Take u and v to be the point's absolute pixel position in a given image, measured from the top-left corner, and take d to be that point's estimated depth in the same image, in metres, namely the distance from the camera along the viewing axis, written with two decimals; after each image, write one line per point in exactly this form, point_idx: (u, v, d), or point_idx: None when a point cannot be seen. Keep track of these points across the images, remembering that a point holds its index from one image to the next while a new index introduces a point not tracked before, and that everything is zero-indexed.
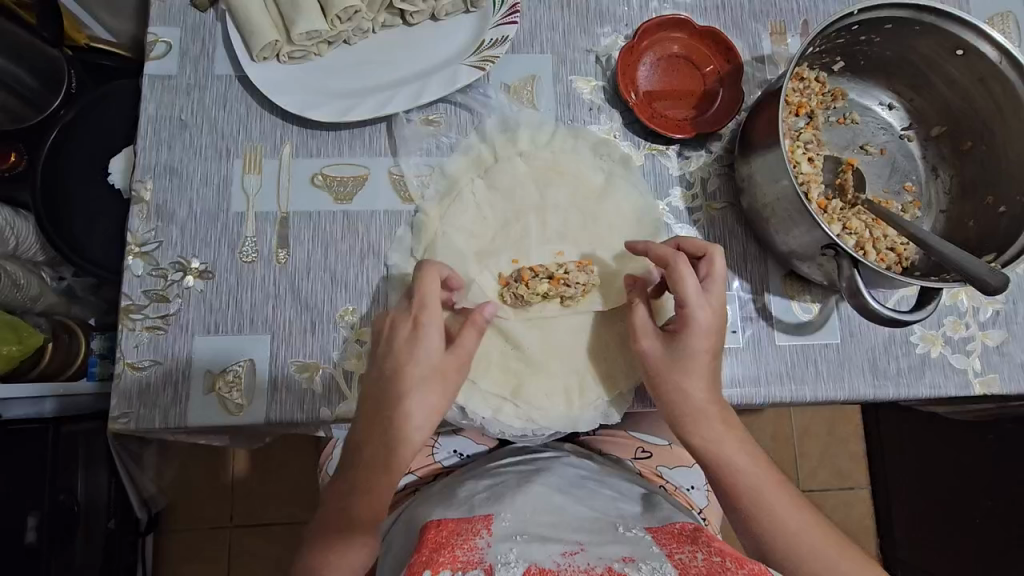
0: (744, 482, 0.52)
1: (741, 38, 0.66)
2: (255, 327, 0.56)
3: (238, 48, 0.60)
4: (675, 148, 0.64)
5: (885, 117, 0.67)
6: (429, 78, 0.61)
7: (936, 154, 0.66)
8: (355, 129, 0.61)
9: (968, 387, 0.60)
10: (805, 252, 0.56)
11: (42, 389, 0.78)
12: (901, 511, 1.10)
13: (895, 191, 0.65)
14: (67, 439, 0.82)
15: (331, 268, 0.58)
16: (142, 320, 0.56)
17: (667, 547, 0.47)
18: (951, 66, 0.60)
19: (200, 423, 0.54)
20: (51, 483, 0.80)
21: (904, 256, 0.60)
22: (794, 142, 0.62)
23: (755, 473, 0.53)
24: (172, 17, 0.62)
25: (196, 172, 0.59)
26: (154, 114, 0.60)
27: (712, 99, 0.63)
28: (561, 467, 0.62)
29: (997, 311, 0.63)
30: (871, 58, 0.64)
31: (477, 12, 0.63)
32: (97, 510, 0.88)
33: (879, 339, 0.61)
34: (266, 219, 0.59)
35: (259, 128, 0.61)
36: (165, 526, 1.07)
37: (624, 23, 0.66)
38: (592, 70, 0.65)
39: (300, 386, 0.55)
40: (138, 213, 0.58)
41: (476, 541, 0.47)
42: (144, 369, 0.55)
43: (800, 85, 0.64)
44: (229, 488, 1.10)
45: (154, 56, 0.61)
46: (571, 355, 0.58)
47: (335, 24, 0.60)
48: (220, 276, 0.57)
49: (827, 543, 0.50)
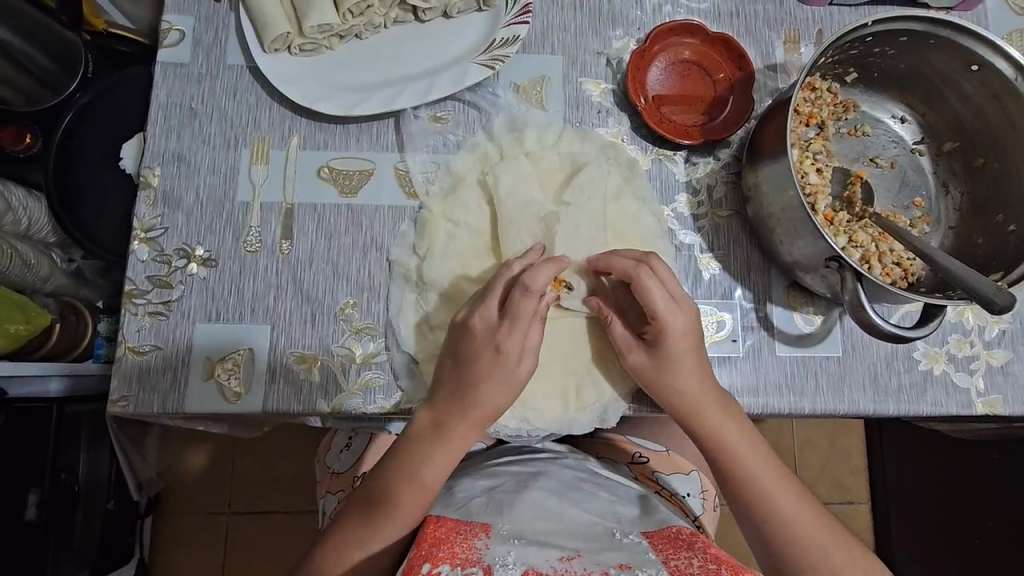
0: (761, 483, 0.53)
1: (755, 46, 0.66)
2: (255, 316, 0.57)
3: (250, 39, 0.60)
4: (682, 154, 0.63)
5: (897, 131, 0.66)
6: (439, 75, 0.61)
7: (947, 169, 0.65)
8: (363, 123, 0.62)
9: (970, 406, 0.59)
10: (809, 263, 0.56)
11: (49, 367, 0.78)
12: (900, 527, 1.09)
13: (904, 205, 0.65)
14: (70, 419, 0.82)
15: (334, 261, 0.58)
16: (144, 304, 0.56)
17: (663, 554, 0.48)
18: (965, 82, 0.59)
19: (198, 410, 0.55)
20: (54, 462, 0.80)
21: (910, 272, 0.59)
22: (803, 152, 0.62)
23: (761, 469, 0.54)
24: (187, 5, 0.62)
25: (204, 160, 0.60)
26: (165, 101, 0.61)
27: (722, 106, 0.63)
28: (558, 470, 0.62)
29: (1003, 331, 0.62)
30: (884, 70, 0.63)
31: (490, 11, 0.63)
32: (98, 488, 0.89)
33: (881, 354, 0.60)
34: (270, 209, 0.59)
35: (268, 118, 0.61)
36: (163, 509, 1.09)
37: (636, 26, 0.66)
38: (603, 73, 0.65)
39: (299, 377, 0.56)
40: (146, 198, 0.59)
41: (474, 542, 0.48)
42: (145, 354, 0.55)
43: (811, 95, 0.63)
44: (229, 474, 1.10)
45: (167, 44, 0.62)
46: (570, 358, 0.58)
47: (347, 18, 0.60)
48: (222, 264, 0.58)
49: (832, 547, 0.52)
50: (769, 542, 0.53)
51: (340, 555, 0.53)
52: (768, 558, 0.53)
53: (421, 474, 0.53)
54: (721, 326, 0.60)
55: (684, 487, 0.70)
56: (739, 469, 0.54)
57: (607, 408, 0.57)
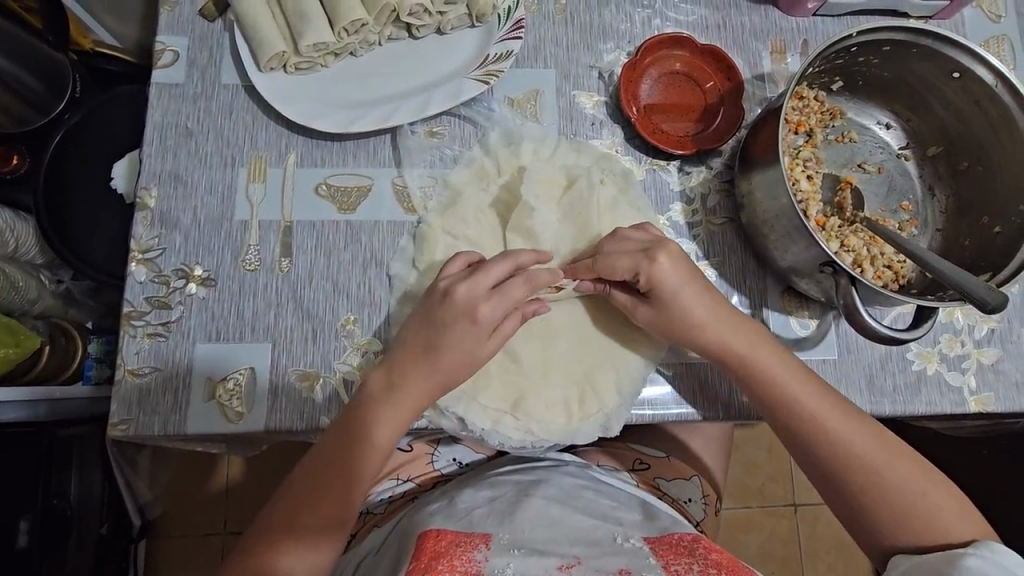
0: (818, 413, 0.54)
1: (743, 56, 0.67)
2: (256, 335, 0.57)
3: (245, 59, 0.61)
4: (675, 164, 0.64)
5: (883, 137, 0.68)
6: (433, 91, 0.62)
7: (933, 174, 0.67)
8: (360, 140, 0.62)
9: (963, 404, 0.61)
10: (804, 269, 0.57)
11: (31, 394, 0.77)
12: None
13: (892, 209, 0.66)
14: (62, 443, 0.80)
15: (334, 278, 0.58)
16: (143, 326, 0.56)
17: (663, 559, 0.49)
18: (948, 88, 0.61)
19: (199, 432, 0.54)
20: (45, 486, 0.78)
21: (902, 274, 0.60)
22: (794, 159, 0.64)
23: (810, 397, 0.55)
24: (181, 25, 0.63)
25: (201, 180, 0.60)
26: (160, 121, 0.61)
27: (713, 115, 0.64)
28: (560, 477, 0.62)
29: (992, 329, 0.63)
30: (868, 79, 0.65)
31: (483, 27, 0.64)
32: (91, 509, 0.86)
33: (876, 356, 0.61)
34: (269, 227, 0.59)
35: (264, 136, 0.61)
36: (156, 532, 1.07)
37: (626, 39, 0.67)
38: (596, 86, 0.66)
39: (301, 395, 0.56)
40: (142, 219, 0.58)
41: (473, 555, 0.48)
42: (144, 376, 0.55)
43: (800, 104, 0.65)
44: (223, 494, 1.09)
45: (162, 65, 0.62)
46: (571, 368, 0.58)
47: (342, 36, 0.61)
48: (220, 284, 0.57)
49: (886, 467, 0.53)
50: (830, 463, 0.54)
51: (301, 525, 0.51)
52: (830, 482, 0.55)
53: (378, 430, 0.53)
54: None
55: (684, 493, 0.71)
56: (787, 406, 0.55)
57: (609, 417, 0.57)
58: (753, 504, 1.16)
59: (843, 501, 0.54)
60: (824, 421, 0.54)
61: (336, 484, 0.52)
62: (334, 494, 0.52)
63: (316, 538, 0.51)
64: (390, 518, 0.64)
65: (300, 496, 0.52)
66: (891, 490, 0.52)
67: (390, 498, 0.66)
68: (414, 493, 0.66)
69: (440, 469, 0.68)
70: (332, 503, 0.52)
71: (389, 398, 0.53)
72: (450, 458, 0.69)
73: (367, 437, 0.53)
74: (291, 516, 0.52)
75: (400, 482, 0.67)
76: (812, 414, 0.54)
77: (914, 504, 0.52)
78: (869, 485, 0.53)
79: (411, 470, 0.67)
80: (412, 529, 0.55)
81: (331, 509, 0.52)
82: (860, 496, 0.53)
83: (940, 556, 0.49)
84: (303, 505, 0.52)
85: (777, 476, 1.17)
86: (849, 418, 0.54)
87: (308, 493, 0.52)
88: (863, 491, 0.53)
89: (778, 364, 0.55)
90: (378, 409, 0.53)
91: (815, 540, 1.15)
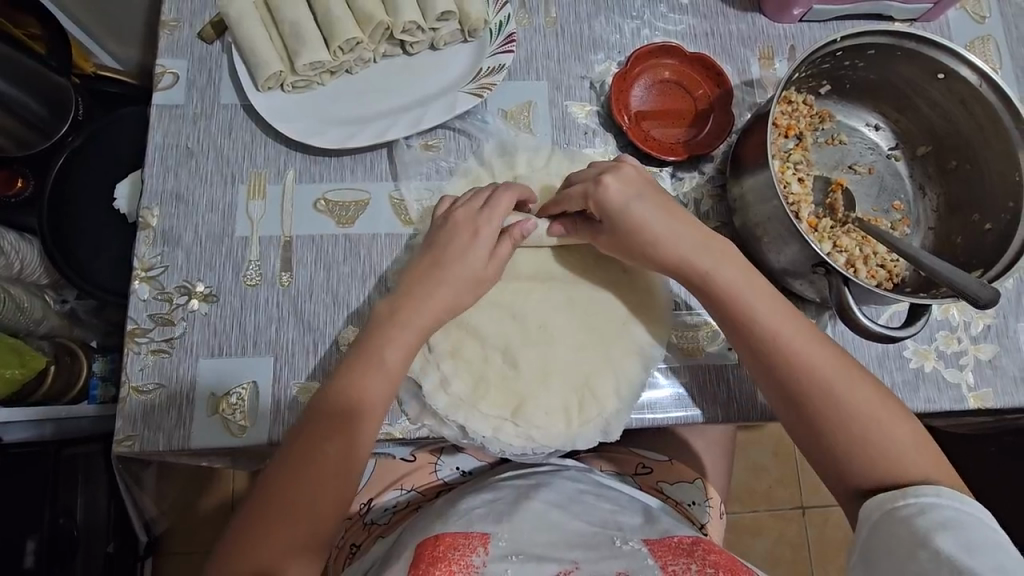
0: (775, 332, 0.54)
1: (730, 63, 0.68)
2: (258, 349, 0.57)
3: (243, 79, 0.62)
4: (668, 170, 0.65)
5: (872, 138, 0.69)
6: (429, 105, 0.63)
7: (923, 173, 0.68)
8: (356, 156, 0.63)
9: (962, 401, 0.61)
10: (797, 270, 0.57)
11: (31, 413, 0.78)
12: None
13: (884, 209, 0.67)
14: (67, 462, 0.81)
15: (334, 290, 0.59)
16: (147, 343, 0.57)
17: (662, 560, 0.50)
18: (934, 89, 0.62)
19: (203, 446, 0.55)
20: (53, 506, 0.79)
21: (895, 273, 0.61)
22: (785, 163, 0.64)
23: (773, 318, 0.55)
24: (180, 49, 0.64)
25: (202, 198, 0.61)
26: (160, 142, 0.62)
27: (703, 122, 0.65)
28: (561, 481, 0.62)
29: (988, 325, 0.64)
30: (856, 82, 0.66)
31: (475, 42, 0.66)
32: (97, 532, 0.87)
33: (873, 355, 0.62)
34: (270, 242, 0.60)
35: (263, 155, 0.62)
36: (163, 548, 1.07)
37: (617, 50, 0.68)
38: (587, 96, 0.67)
39: (302, 407, 0.56)
40: (145, 239, 0.59)
41: (471, 559, 0.49)
42: (149, 393, 0.55)
43: (788, 108, 0.66)
44: (229, 509, 1.09)
45: (162, 87, 0.63)
46: (567, 373, 0.59)
47: (338, 55, 0.62)
48: (223, 300, 0.58)
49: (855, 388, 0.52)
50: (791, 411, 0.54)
51: (301, 520, 0.49)
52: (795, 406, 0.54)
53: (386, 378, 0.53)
54: (716, 335, 0.61)
55: (688, 496, 0.71)
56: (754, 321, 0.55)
57: (609, 422, 0.57)
58: (760, 508, 1.15)
59: (807, 437, 0.54)
60: (783, 339, 0.54)
61: (336, 431, 0.51)
62: (336, 438, 0.51)
63: (318, 520, 0.50)
64: (392, 530, 0.64)
65: (296, 491, 0.50)
66: (846, 419, 0.52)
67: (394, 508, 0.66)
68: (417, 502, 0.66)
69: (444, 477, 0.68)
70: (338, 476, 0.51)
71: (379, 381, 0.52)
72: (454, 467, 0.69)
73: (369, 403, 0.52)
74: (286, 512, 0.49)
75: (403, 492, 0.67)
76: (779, 348, 0.54)
77: (869, 439, 0.51)
78: (838, 431, 0.52)
79: (414, 479, 0.68)
80: (412, 537, 0.56)
81: (330, 464, 0.50)
82: (818, 435, 0.53)
83: (917, 505, 0.47)
84: (299, 483, 0.50)
85: (783, 479, 1.17)
86: (810, 344, 0.54)
87: (304, 471, 0.50)
88: (822, 414, 0.53)
89: (739, 315, 0.55)
90: (373, 389, 0.52)
91: (824, 543, 1.14)
